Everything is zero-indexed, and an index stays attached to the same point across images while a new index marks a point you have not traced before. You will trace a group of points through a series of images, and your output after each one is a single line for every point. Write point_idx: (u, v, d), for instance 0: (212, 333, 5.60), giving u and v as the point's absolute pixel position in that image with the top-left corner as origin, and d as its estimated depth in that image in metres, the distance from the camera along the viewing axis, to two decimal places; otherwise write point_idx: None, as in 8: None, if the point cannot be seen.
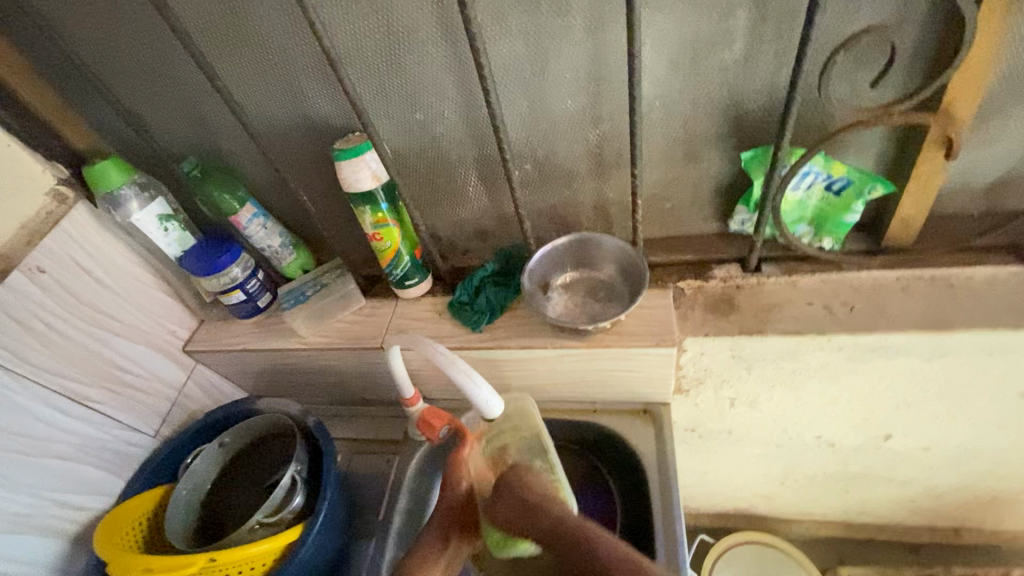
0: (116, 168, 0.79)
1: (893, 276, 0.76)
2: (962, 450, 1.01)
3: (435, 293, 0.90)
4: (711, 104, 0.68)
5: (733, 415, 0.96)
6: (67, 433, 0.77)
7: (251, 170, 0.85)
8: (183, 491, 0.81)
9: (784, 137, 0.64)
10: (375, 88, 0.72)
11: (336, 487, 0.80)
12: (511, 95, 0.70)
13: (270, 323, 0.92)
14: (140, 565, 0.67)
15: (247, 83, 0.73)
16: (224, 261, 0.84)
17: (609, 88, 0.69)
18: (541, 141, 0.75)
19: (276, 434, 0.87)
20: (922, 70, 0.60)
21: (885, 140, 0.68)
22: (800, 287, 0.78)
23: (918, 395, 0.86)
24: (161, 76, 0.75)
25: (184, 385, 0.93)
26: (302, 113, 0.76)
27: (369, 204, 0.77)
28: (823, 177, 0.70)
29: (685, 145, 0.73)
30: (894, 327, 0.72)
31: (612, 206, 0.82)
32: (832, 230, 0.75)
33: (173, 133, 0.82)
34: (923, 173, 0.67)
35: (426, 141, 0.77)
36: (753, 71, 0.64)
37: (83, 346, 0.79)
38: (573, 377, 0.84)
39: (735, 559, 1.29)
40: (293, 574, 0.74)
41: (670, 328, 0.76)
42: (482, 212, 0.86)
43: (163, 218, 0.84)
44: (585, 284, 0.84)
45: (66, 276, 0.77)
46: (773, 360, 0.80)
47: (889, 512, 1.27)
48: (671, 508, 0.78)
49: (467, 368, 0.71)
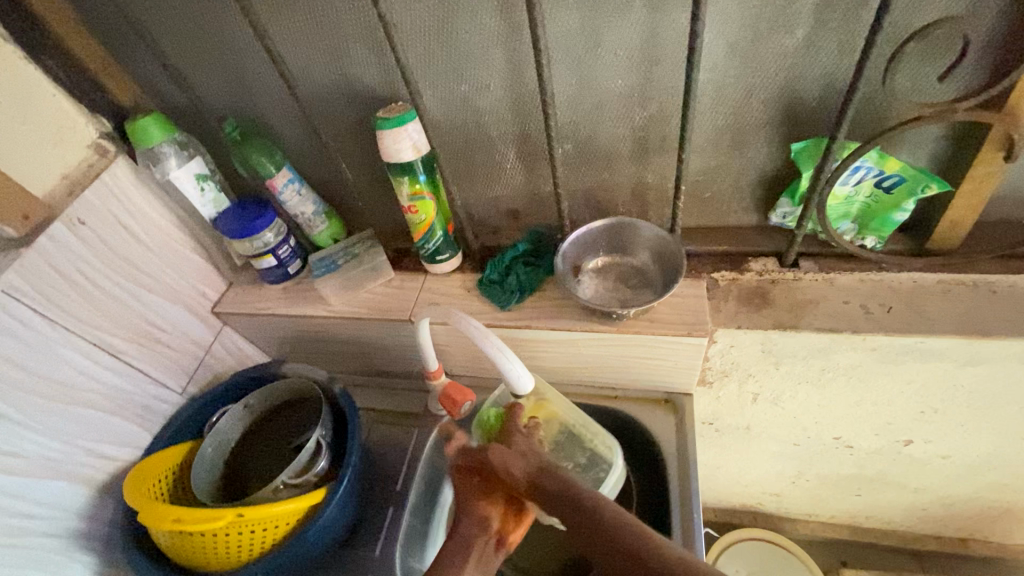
0: (158, 125, 0.79)
1: (932, 280, 0.75)
2: (982, 461, 1.00)
3: (465, 270, 0.90)
4: (765, 91, 0.67)
5: (754, 410, 0.96)
6: (102, 385, 0.78)
7: (290, 135, 0.85)
8: (209, 448, 0.82)
9: (840, 129, 0.63)
10: (423, 57, 0.71)
11: (359, 453, 0.80)
12: (561, 71, 0.69)
13: (298, 289, 0.93)
14: (169, 517, 0.68)
15: (296, 45, 0.73)
16: (259, 225, 0.84)
17: (661, 69, 0.67)
18: (585, 120, 0.74)
19: (301, 399, 0.88)
20: (990, 67, 0.59)
21: (941, 138, 0.67)
22: (837, 285, 0.77)
23: (946, 401, 0.85)
24: (209, 32, 0.74)
25: (211, 346, 0.94)
26: (347, 78, 0.75)
27: (408, 175, 0.76)
28: (873, 173, 0.69)
29: (732, 133, 0.71)
30: (932, 330, 0.71)
31: (650, 192, 0.81)
32: (876, 228, 0.74)
33: (215, 92, 0.81)
34: (976, 176, 0.67)
35: (468, 114, 0.77)
36: (814, 59, 0.63)
37: (119, 299, 0.80)
38: (599, 362, 0.84)
39: (739, 553, 1.29)
40: (316, 535, 0.75)
41: (703, 318, 0.76)
42: (518, 191, 0.85)
43: (200, 178, 0.83)
44: (617, 269, 0.83)
45: (104, 230, 0.78)
46: (803, 357, 0.80)
47: (898, 518, 1.27)
48: (690, 497, 0.78)
49: (500, 344, 0.71)
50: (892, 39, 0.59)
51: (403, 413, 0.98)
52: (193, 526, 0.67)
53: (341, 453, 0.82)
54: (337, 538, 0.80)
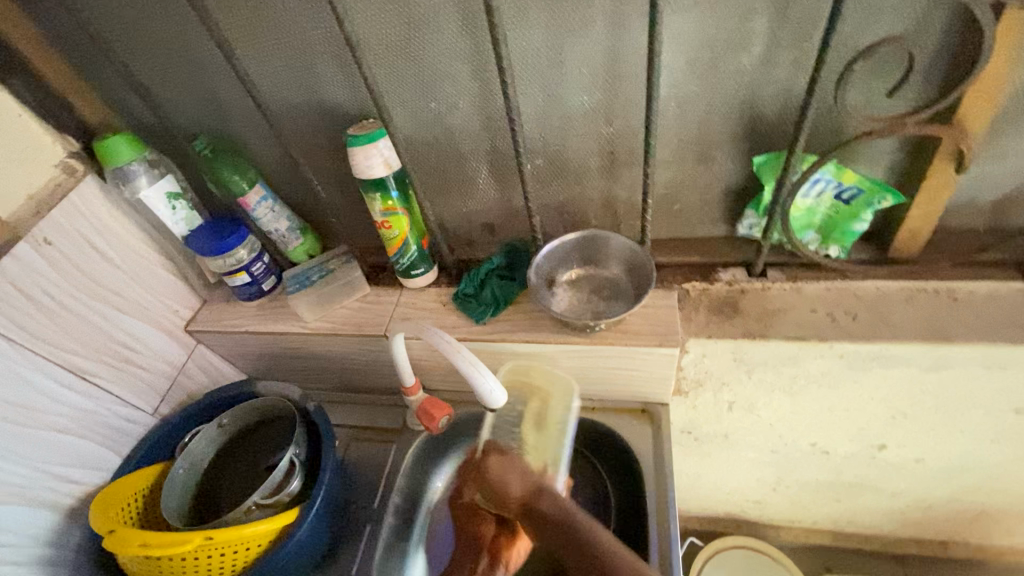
0: (127, 143, 0.79)
1: (895, 287, 0.77)
2: (954, 464, 1.02)
3: (440, 284, 0.90)
4: (726, 106, 0.68)
5: (730, 418, 0.97)
6: (69, 408, 0.77)
7: (262, 153, 0.85)
8: (181, 469, 0.81)
9: (797, 144, 0.64)
10: (392, 74, 0.72)
11: (333, 471, 0.80)
12: (528, 88, 0.70)
13: (273, 306, 0.92)
14: (137, 542, 0.67)
15: (265, 66, 0.73)
16: (232, 242, 0.84)
17: (625, 85, 0.69)
18: (553, 136, 0.75)
19: (276, 417, 0.87)
20: (935, 84, 0.61)
21: (896, 151, 0.69)
22: (804, 293, 0.79)
23: (915, 406, 0.87)
24: (176, 51, 0.74)
25: (184, 364, 0.93)
26: (317, 96, 0.76)
27: (380, 191, 0.77)
28: (832, 185, 0.71)
29: (697, 147, 0.73)
30: (896, 336, 0.73)
31: (621, 204, 0.83)
32: (839, 238, 0.76)
33: (185, 112, 0.81)
34: (930, 186, 0.69)
35: (439, 131, 0.77)
36: (770, 76, 0.65)
37: (87, 320, 0.79)
38: (574, 374, 0.85)
39: (724, 562, 1.29)
40: (290, 557, 0.74)
41: (674, 329, 0.77)
42: (491, 205, 0.86)
43: (172, 196, 0.83)
44: (590, 282, 0.84)
45: (70, 248, 0.77)
46: (773, 365, 0.81)
47: (878, 522, 1.28)
48: (667, 508, 0.78)
49: (473, 358, 0.71)
50: (842, 57, 0.61)
51: (383, 428, 0.98)
52: (161, 551, 0.66)
53: (315, 472, 0.81)
54: (308, 561, 0.78)
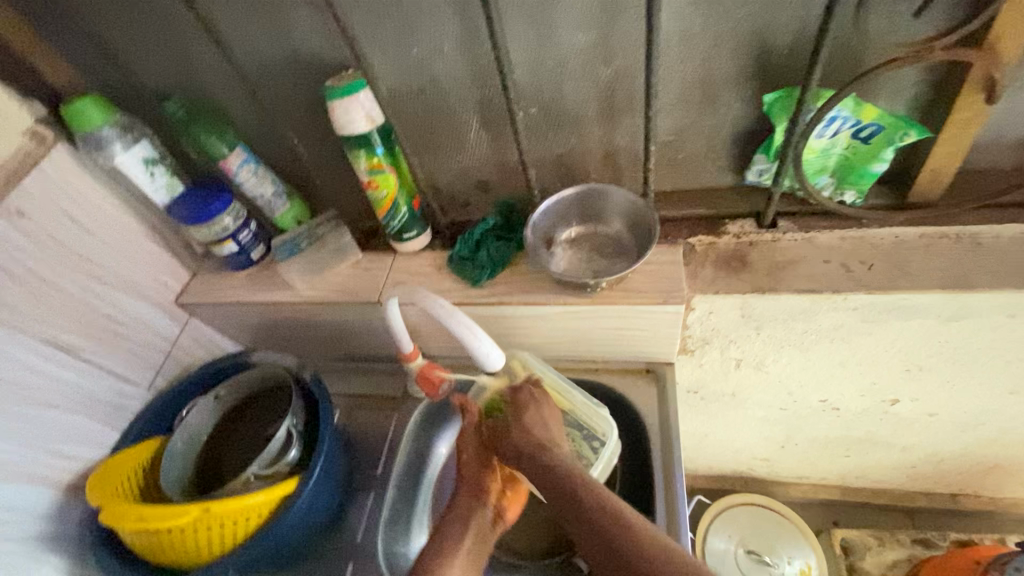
0: (97, 107, 0.74)
1: (914, 234, 0.72)
2: (969, 417, 0.99)
3: (434, 247, 0.87)
4: (734, 38, 0.63)
5: (738, 376, 0.94)
6: (59, 384, 0.75)
7: (239, 112, 0.81)
8: (179, 444, 0.80)
9: (812, 77, 0.59)
10: (369, 18, 0.66)
11: (332, 440, 0.78)
12: (518, 27, 0.65)
13: (262, 275, 0.89)
14: (134, 515, 0.66)
15: (233, 14, 0.68)
16: (214, 209, 0.80)
17: (623, 19, 0.63)
18: (547, 81, 0.70)
19: (273, 388, 0.86)
20: (967, 2, 0.56)
21: (920, 82, 0.64)
22: (817, 244, 0.74)
23: (932, 358, 0.83)
24: (137, 2, 0.69)
25: (178, 337, 0.91)
26: (291, 47, 0.71)
27: (364, 148, 0.72)
28: (850, 124, 0.66)
29: (702, 88, 0.68)
30: (914, 286, 0.69)
31: (621, 155, 0.78)
32: (855, 182, 0.71)
33: (155, 70, 0.77)
34: (957, 121, 0.63)
35: (425, 81, 0.72)
36: (783, 2, 0.59)
37: (71, 294, 0.76)
38: (575, 335, 0.82)
39: (732, 519, 1.28)
40: (292, 527, 0.73)
41: (679, 285, 0.73)
42: (484, 161, 0.81)
43: (148, 162, 0.80)
44: (590, 239, 0.80)
45: (46, 219, 0.73)
46: (783, 320, 0.77)
47: (888, 477, 1.27)
48: (673, 468, 0.76)
49: (468, 321, 0.67)
50: None
51: (383, 397, 0.96)
52: (159, 524, 0.65)
53: (314, 442, 0.80)
54: (313, 528, 0.77)
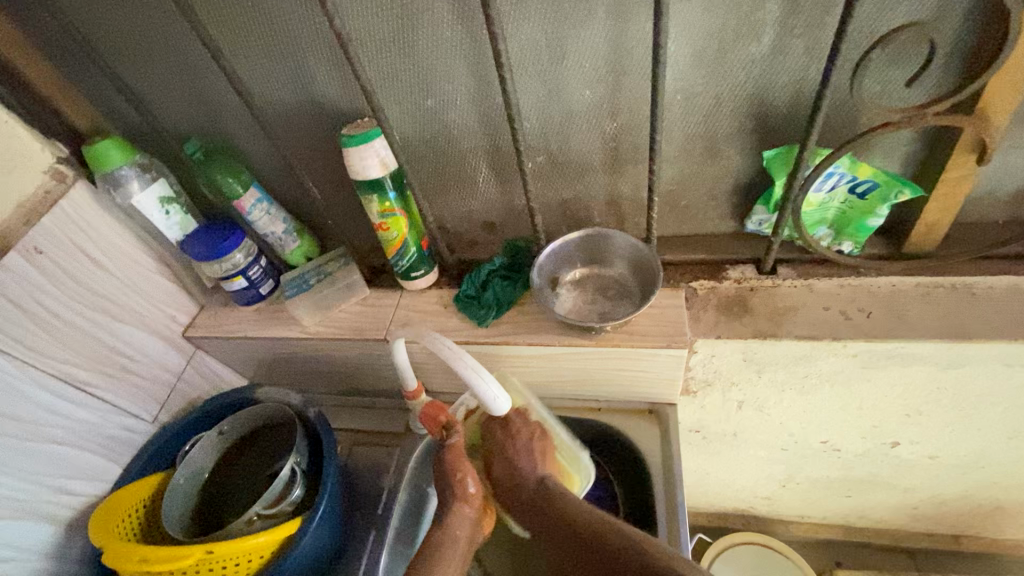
0: (118, 149, 0.76)
1: (911, 283, 0.74)
2: (969, 461, 0.99)
3: (441, 285, 0.88)
4: (735, 98, 0.66)
5: (739, 417, 0.95)
6: (66, 420, 0.75)
7: (255, 154, 0.83)
8: (182, 479, 0.80)
9: (811, 137, 0.62)
10: (386, 71, 0.69)
11: (336, 478, 0.78)
12: (527, 82, 0.68)
13: (271, 310, 0.90)
14: (136, 556, 0.66)
15: (255, 65, 0.71)
16: (228, 246, 0.82)
17: (629, 79, 0.66)
18: (555, 132, 0.73)
19: (277, 423, 0.86)
20: (956, 72, 0.59)
21: (913, 142, 0.67)
22: (816, 291, 0.76)
23: (931, 403, 0.84)
24: (164, 52, 0.72)
25: (184, 371, 0.92)
26: (310, 96, 0.74)
27: (376, 192, 0.74)
28: (847, 179, 0.68)
29: (705, 141, 0.71)
30: (913, 335, 0.70)
31: (625, 201, 0.80)
32: (853, 234, 0.73)
33: (176, 114, 0.79)
34: (950, 179, 0.66)
35: (437, 130, 0.75)
36: (781, 67, 0.62)
37: (83, 329, 0.77)
38: (579, 376, 0.83)
39: (733, 558, 1.27)
40: (293, 567, 0.73)
41: (682, 329, 0.74)
42: (492, 204, 0.84)
43: (165, 201, 0.81)
44: (595, 281, 0.82)
45: (63, 256, 0.75)
46: (784, 364, 0.79)
47: (889, 517, 1.26)
48: (676, 512, 0.76)
49: (475, 364, 0.67)
50: (859, 45, 0.58)
51: (385, 432, 0.96)
52: (161, 566, 0.65)
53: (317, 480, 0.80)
54: (315, 567, 0.77)
